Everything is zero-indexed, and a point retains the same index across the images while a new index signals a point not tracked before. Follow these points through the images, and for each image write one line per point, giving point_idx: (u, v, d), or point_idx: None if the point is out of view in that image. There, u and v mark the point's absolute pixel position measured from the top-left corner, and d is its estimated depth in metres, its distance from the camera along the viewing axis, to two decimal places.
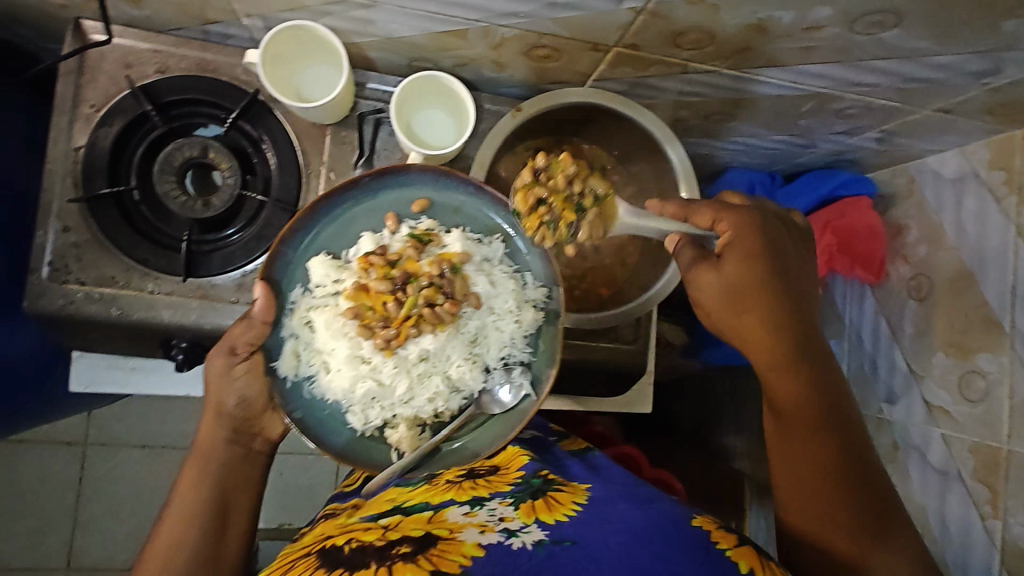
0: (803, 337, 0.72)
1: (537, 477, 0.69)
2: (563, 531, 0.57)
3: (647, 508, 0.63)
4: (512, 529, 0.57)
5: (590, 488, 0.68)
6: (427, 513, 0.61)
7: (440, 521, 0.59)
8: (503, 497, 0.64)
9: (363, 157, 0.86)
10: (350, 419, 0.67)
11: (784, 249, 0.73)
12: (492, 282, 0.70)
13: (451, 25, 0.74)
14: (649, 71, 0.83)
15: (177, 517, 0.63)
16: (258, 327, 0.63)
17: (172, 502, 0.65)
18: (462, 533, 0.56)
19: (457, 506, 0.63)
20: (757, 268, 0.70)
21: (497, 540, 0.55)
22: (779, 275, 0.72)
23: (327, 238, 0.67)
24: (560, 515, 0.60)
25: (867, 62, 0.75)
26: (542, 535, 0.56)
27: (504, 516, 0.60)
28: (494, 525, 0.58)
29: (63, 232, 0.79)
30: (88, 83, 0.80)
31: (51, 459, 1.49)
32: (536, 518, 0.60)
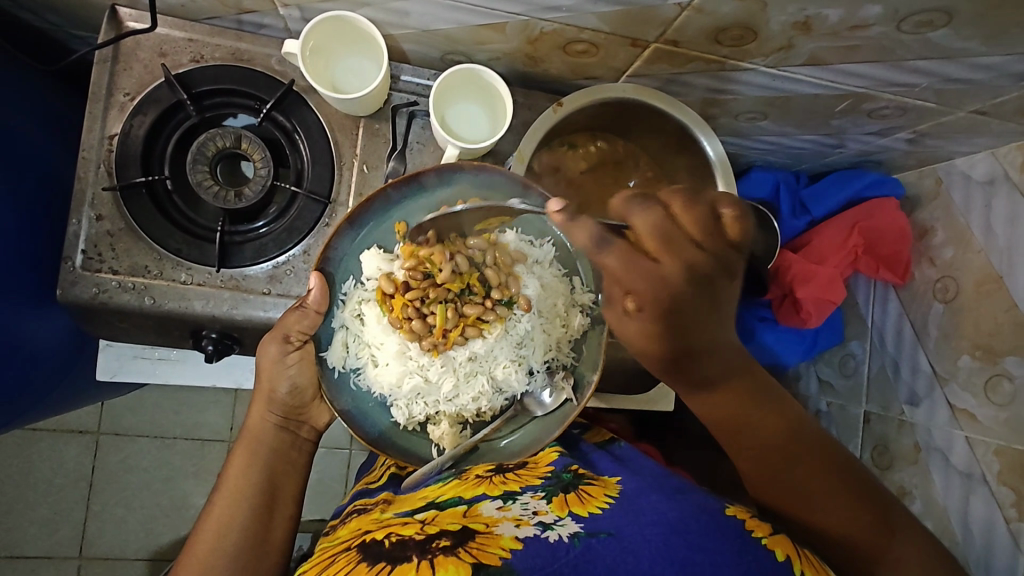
0: (709, 359, 0.68)
1: (568, 471, 0.63)
2: (598, 523, 0.54)
3: (680, 498, 0.58)
4: (547, 522, 0.53)
5: (621, 481, 0.63)
6: (462, 507, 0.57)
7: (475, 515, 0.55)
8: (535, 490, 0.60)
9: (396, 150, 0.84)
10: (395, 413, 0.66)
11: (692, 290, 0.60)
12: (542, 285, 0.69)
13: (491, 18, 0.73)
14: (686, 68, 0.83)
15: (228, 503, 0.61)
16: (313, 316, 0.63)
17: (220, 487, 0.63)
18: (498, 527, 0.53)
19: (490, 500, 0.58)
20: (653, 321, 0.62)
21: (534, 533, 0.51)
22: (682, 317, 0.62)
23: (381, 231, 0.65)
24: (594, 508, 0.56)
25: (909, 61, 0.75)
26: (577, 528, 0.53)
27: (538, 510, 0.56)
28: (529, 519, 0.54)
29: (97, 221, 0.78)
30: (123, 71, 0.80)
31: (64, 449, 1.49)
32: (570, 511, 0.56)
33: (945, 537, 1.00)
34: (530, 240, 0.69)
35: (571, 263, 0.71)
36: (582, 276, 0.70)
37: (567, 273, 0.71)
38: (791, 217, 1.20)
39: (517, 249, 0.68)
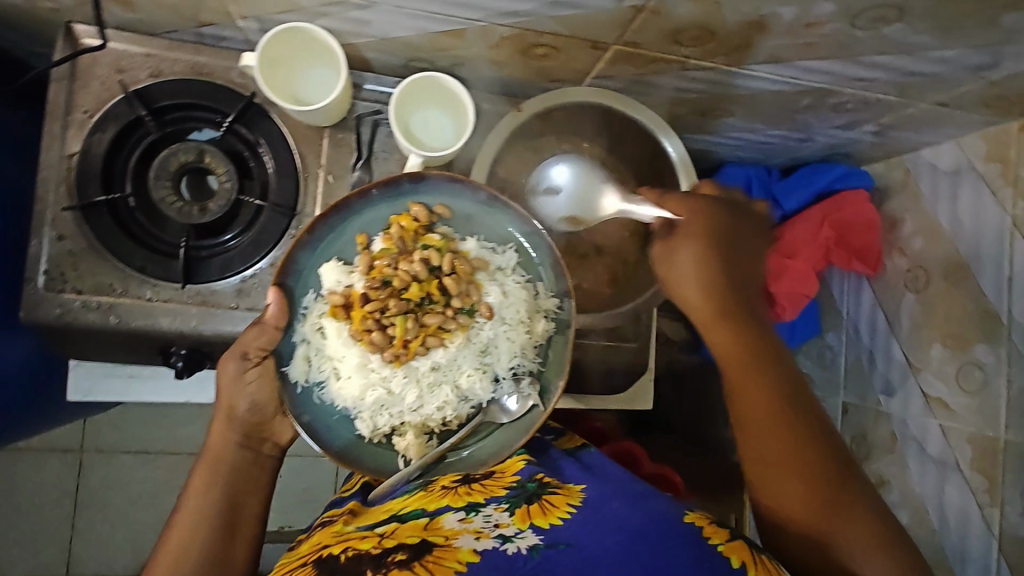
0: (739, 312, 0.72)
1: (532, 481, 0.65)
2: (557, 534, 0.55)
3: (642, 504, 0.60)
4: (507, 535, 0.55)
5: (585, 488, 0.64)
6: (424, 520, 0.58)
7: (436, 528, 0.55)
8: (499, 502, 0.61)
9: (361, 159, 0.84)
10: (359, 426, 0.66)
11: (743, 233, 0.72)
12: (504, 293, 0.69)
13: (450, 25, 0.73)
14: (649, 69, 0.83)
15: (188, 525, 0.61)
16: (271, 332, 0.62)
17: (181, 509, 0.62)
18: (458, 540, 0.53)
19: (453, 512, 0.59)
20: (709, 248, 0.71)
21: (492, 546, 0.53)
22: (736, 257, 0.71)
23: (341, 243, 0.66)
24: (555, 519, 0.58)
25: (867, 57, 0.75)
26: (536, 540, 0.54)
27: (499, 522, 0.57)
28: (490, 532, 0.55)
29: (58, 241, 0.77)
30: (81, 88, 0.79)
31: (47, 467, 1.48)
32: (531, 523, 0.57)
33: (923, 525, 1.01)
34: (492, 247, 0.69)
35: (535, 268, 0.70)
36: (546, 281, 0.70)
37: (531, 278, 0.70)
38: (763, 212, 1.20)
39: (479, 257, 0.68)
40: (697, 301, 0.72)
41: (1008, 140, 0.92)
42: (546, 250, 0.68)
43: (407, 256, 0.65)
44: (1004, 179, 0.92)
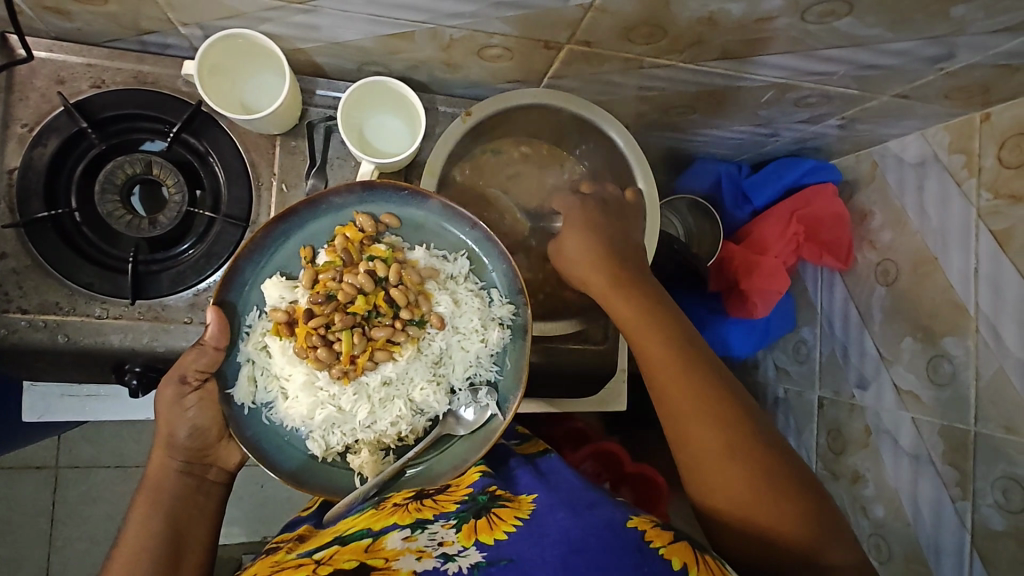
0: (647, 298, 0.76)
1: (484, 493, 0.64)
2: (500, 550, 0.54)
3: (588, 513, 0.59)
4: (450, 553, 0.53)
5: (535, 498, 0.63)
6: (366, 541, 0.56)
7: (377, 550, 0.54)
8: (447, 518, 0.60)
9: (314, 166, 0.82)
10: (310, 446, 0.65)
11: (624, 225, 0.83)
12: (455, 302, 0.67)
13: (397, 27, 0.71)
14: (605, 67, 0.81)
15: (127, 558, 0.57)
16: (211, 353, 0.62)
17: (120, 544, 0.59)
18: (398, 561, 0.52)
19: (398, 530, 0.58)
20: (593, 237, 0.80)
21: (433, 566, 0.51)
22: (620, 242, 0.81)
23: (283, 258, 0.65)
24: (501, 533, 0.57)
25: (822, 50, 0.74)
26: (478, 557, 0.53)
27: (443, 540, 0.55)
28: (432, 550, 0.54)
29: (0, 259, 0.75)
30: (19, 101, 0.76)
31: (21, 485, 1.45)
32: (476, 539, 0.56)
33: (898, 518, 1.01)
34: (443, 255, 0.68)
35: (488, 275, 0.70)
36: (500, 288, 0.69)
37: (484, 286, 0.69)
38: (733, 208, 1.22)
39: (428, 266, 0.67)
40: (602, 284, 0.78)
41: (972, 130, 0.91)
42: (497, 256, 0.67)
43: (351, 268, 0.64)
44: (968, 170, 0.92)
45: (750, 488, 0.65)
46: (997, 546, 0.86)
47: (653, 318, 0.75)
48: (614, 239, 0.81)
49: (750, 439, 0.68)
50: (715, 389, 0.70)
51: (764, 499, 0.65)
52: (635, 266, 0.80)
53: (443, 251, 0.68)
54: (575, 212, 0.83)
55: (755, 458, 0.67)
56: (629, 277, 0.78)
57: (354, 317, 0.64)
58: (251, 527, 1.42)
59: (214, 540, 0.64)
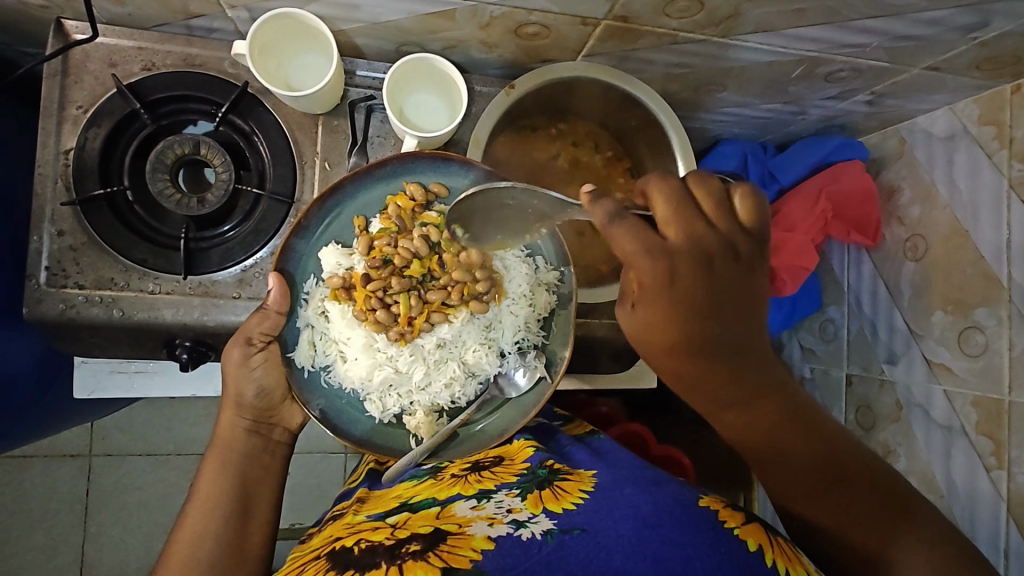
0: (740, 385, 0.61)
1: (543, 467, 0.66)
2: (572, 519, 0.55)
3: (656, 490, 0.60)
4: (521, 520, 0.55)
5: (596, 474, 0.65)
6: (435, 508, 0.58)
7: (449, 516, 0.56)
8: (509, 488, 0.62)
9: (356, 145, 0.84)
10: (369, 407, 0.67)
11: (727, 253, 0.56)
12: (506, 267, 0.70)
13: (439, 5, 0.73)
14: (639, 44, 0.83)
15: (200, 511, 0.61)
16: (274, 317, 0.64)
17: (193, 497, 0.62)
18: (471, 527, 0.54)
19: (464, 500, 0.60)
20: (681, 320, 0.55)
21: (507, 531, 0.53)
22: (721, 308, 0.56)
23: (337, 228, 0.67)
24: (569, 504, 0.59)
25: (856, 21, 0.75)
26: (550, 525, 0.55)
27: (512, 508, 0.58)
28: (503, 517, 0.56)
29: (58, 236, 0.78)
30: (74, 84, 0.79)
31: (57, 473, 1.48)
32: (544, 508, 0.58)
33: (931, 491, 1.01)
34: None
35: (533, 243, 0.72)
36: (545, 254, 0.71)
37: (530, 254, 0.71)
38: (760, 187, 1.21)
39: None
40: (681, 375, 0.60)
41: (1002, 103, 0.92)
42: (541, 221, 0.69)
43: (403, 235, 0.66)
44: (999, 142, 0.92)
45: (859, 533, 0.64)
46: None
47: (746, 407, 0.63)
48: (716, 309, 0.56)
49: (873, 489, 0.65)
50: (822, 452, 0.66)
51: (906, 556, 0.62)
52: (735, 330, 0.58)
53: None
54: (655, 281, 0.54)
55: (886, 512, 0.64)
56: (727, 363, 0.58)
57: (412, 285, 0.66)
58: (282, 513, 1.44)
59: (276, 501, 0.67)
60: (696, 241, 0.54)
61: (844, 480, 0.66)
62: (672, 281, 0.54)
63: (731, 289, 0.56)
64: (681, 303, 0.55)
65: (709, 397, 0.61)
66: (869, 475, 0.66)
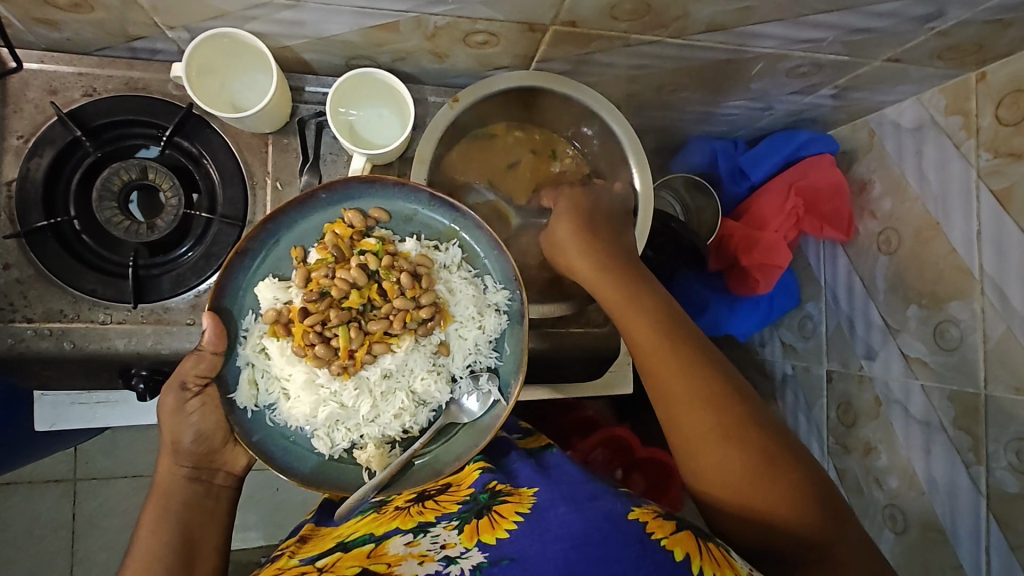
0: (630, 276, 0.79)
1: (485, 491, 0.66)
2: (501, 550, 0.55)
3: (588, 506, 0.60)
4: (452, 556, 0.54)
5: (537, 492, 0.64)
6: (369, 547, 0.58)
7: (379, 556, 0.55)
8: (449, 519, 0.62)
9: (308, 162, 0.81)
10: (316, 444, 0.67)
11: (615, 229, 0.85)
12: (451, 289, 0.70)
13: (381, 18, 0.70)
14: (592, 48, 0.81)
15: (141, 564, 0.59)
16: (209, 358, 0.63)
17: (133, 551, 0.61)
18: (400, 567, 0.53)
19: (401, 535, 0.60)
20: (579, 223, 0.83)
21: (435, 570, 0.52)
22: (616, 249, 0.82)
23: (274, 260, 0.66)
24: (501, 532, 0.58)
25: (809, 16, 0.74)
26: (481, 559, 0.54)
27: (446, 543, 0.57)
28: (435, 554, 0.55)
29: (4, 270, 0.76)
30: (13, 113, 0.77)
31: (39, 500, 1.47)
32: (478, 540, 0.57)
33: (912, 488, 1.00)
34: (435, 244, 0.70)
35: (481, 263, 0.72)
36: (494, 274, 0.71)
37: (478, 274, 0.71)
38: (731, 184, 1.21)
39: (421, 255, 0.68)
40: (581, 259, 0.80)
41: (967, 92, 0.90)
42: (489, 245, 0.69)
43: (342, 266, 0.66)
44: (965, 131, 0.91)
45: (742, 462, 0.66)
46: (1013, 508, 0.85)
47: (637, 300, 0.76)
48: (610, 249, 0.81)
49: (765, 438, 0.67)
50: (726, 395, 0.69)
51: (793, 505, 0.64)
52: (630, 265, 0.81)
53: (438, 241, 0.70)
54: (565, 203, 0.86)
55: (779, 470, 0.66)
56: (625, 276, 0.79)
57: (350, 320, 0.66)
58: (267, 532, 1.43)
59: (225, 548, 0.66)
60: (590, 209, 0.85)
61: (733, 414, 0.68)
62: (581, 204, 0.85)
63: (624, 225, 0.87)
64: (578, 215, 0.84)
65: (615, 302, 0.77)
66: (760, 418, 0.69)
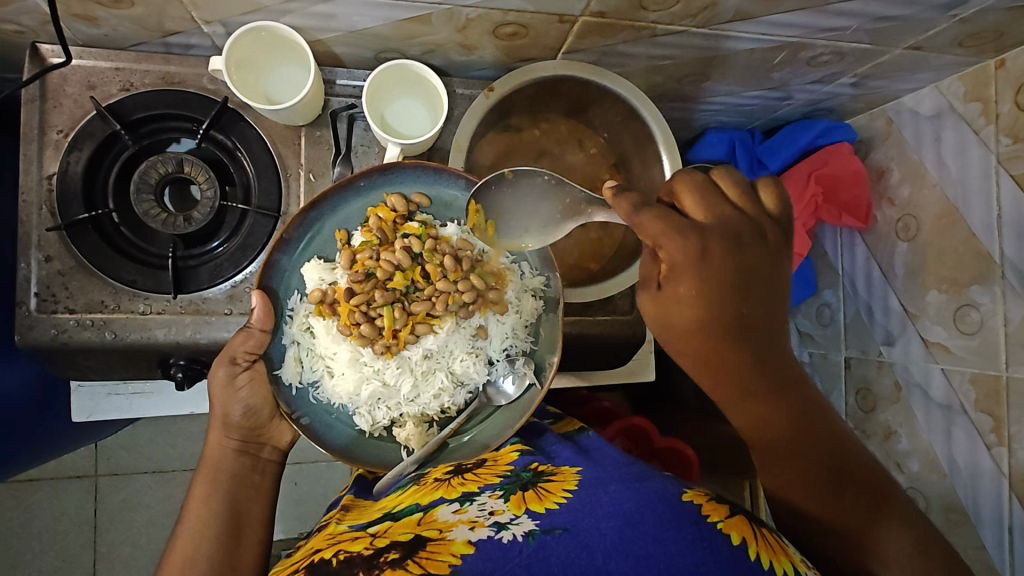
0: (754, 365, 0.63)
1: (527, 470, 0.67)
2: (553, 519, 0.56)
3: (638, 486, 0.62)
4: (503, 522, 0.56)
5: (580, 471, 0.66)
6: (417, 515, 0.59)
7: (430, 522, 0.57)
8: (493, 489, 0.63)
9: (340, 154, 0.83)
10: (358, 421, 0.70)
11: (749, 279, 0.61)
12: (493, 274, 0.73)
13: (415, 11, 0.71)
14: (619, 38, 0.82)
15: (188, 542, 0.61)
16: (257, 335, 0.65)
17: (181, 530, 0.63)
18: (452, 532, 0.54)
19: (447, 504, 0.61)
20: (706, 299, 0.60)
21: (487, 535, 0.54)
22: (744, 327, 0.62)
23: (319, 243, 0.69)
24: (550, 503, 0.60)
25: (833, 4, 0.75)
26: (532, 526, 0.56)
27: (494, 510, 0.59)
28: (484, 520, 0.57)
29: (46, 262, 0.78)
30: (54, 108, 0.79)
31: (63, 496, 1.48)
32: (527, 508, 0.59)
33: (933, 471, 1.01)
34: None
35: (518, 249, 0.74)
36: (530, 261, 0.73)
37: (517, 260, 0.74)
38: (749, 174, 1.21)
39: (463, 240, 0.71)
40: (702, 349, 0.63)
41: (986, 79, 0.92)
42: None
43: (383, 248, 0.69)
44: (984, 118, 0.92)
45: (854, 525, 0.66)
46: None
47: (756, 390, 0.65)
48: (739, 332, 0.62)
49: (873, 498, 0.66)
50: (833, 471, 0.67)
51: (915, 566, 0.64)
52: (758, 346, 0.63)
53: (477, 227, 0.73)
54: (688, 261, 0.59)
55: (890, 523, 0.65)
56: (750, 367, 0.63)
57: (395, 304, 0.69)
58: (288, 525, 1.44)
59: (268, 528, 0.68)
60: (721, 274, 0.59)
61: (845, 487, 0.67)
62: (706, 264, 0.59)
63: (758, 268, 0.61)
64: (705, 291, 0.60)
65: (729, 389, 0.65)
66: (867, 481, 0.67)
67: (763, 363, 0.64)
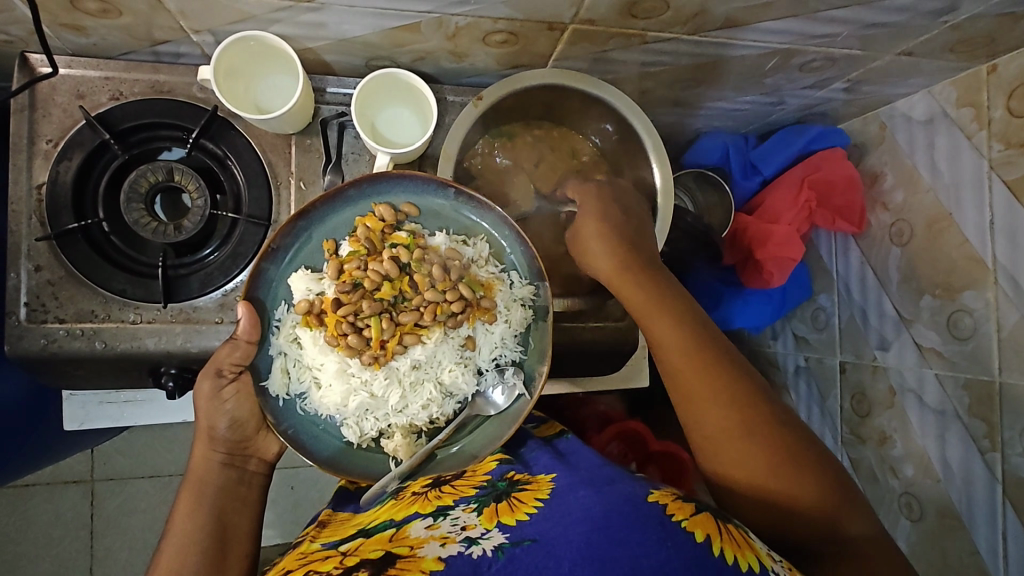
0: (651, 281, 0.79)
1: (502, 480, 0.68)
2: (523, 531, 0.57)
3: (608, 491, 0.62)
4: (473, 537, 0.56)
5: (554, 478, 0.66)
6: (390, 531, 0.59)
7: (401, 539, 0.57)
8: (468, 502, 0.63)
9: (330, 162, 0.84)
10: (345, 433, 0.70)
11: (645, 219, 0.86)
12: (480, 282, 0.73)
13: (404, 19, 0.71)
14: (609, 45, 0.82)
15: (175, 555, 0.61)
16: (244, 346, 0.66)
17: (168, 543, 0.63)
18: (423, 548, 0.54)
19: (421, 518, 0.61)
20: (606, 216, 0.83)
21: (458, 551, 0.54)
22: (637, 242, 0.82)
23: (307, 253, 0.69)
24: (521, 514, 0.60)
25: (824, 12, 0.75)
26: (502, 539, 0.56)
27: (466, 525, 0.58)
28: (456, 536, 0.56)
29: (35, 271, 0.78)
30: (43, 117, 0.79)
31: (58, 502, 1.48)
32: (498, 521, 0.59)
33: (927, 476, 1.01)
34: (462, 239, 0.72)
35: (507, 259, 0.74)
36: (519, 270, 0.74)
37: (505, 269, 0.74)
38: (742, 179, 1.22)
39: (451, 249, 0.71)
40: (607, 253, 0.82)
41: (979, 84, 0.91)
42: (511, 238, 0.72)
43: (370, 257, 0.69)
44: (977, 122, 0.92)
45: (764, 458, 0.66)
46: None
47: (661, 307, 0.76)
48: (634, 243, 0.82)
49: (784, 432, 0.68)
50: (749, 400, 0.69)
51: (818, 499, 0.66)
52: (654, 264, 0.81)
53: (463, 236, 0.73)
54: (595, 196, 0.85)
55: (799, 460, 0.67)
56: (649, 278, 0.79)
57: (382, 314, 0.69)
58: (284, 529, 1.44)
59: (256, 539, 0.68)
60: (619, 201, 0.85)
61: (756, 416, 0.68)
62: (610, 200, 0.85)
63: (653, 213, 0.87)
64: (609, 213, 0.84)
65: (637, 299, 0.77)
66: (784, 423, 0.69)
67: (658, 278, 0.79)
